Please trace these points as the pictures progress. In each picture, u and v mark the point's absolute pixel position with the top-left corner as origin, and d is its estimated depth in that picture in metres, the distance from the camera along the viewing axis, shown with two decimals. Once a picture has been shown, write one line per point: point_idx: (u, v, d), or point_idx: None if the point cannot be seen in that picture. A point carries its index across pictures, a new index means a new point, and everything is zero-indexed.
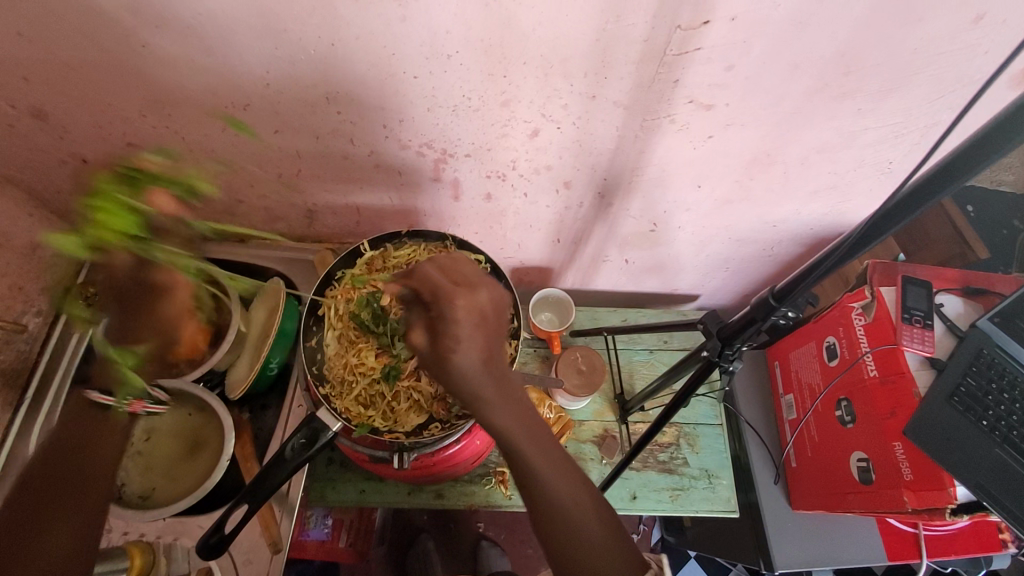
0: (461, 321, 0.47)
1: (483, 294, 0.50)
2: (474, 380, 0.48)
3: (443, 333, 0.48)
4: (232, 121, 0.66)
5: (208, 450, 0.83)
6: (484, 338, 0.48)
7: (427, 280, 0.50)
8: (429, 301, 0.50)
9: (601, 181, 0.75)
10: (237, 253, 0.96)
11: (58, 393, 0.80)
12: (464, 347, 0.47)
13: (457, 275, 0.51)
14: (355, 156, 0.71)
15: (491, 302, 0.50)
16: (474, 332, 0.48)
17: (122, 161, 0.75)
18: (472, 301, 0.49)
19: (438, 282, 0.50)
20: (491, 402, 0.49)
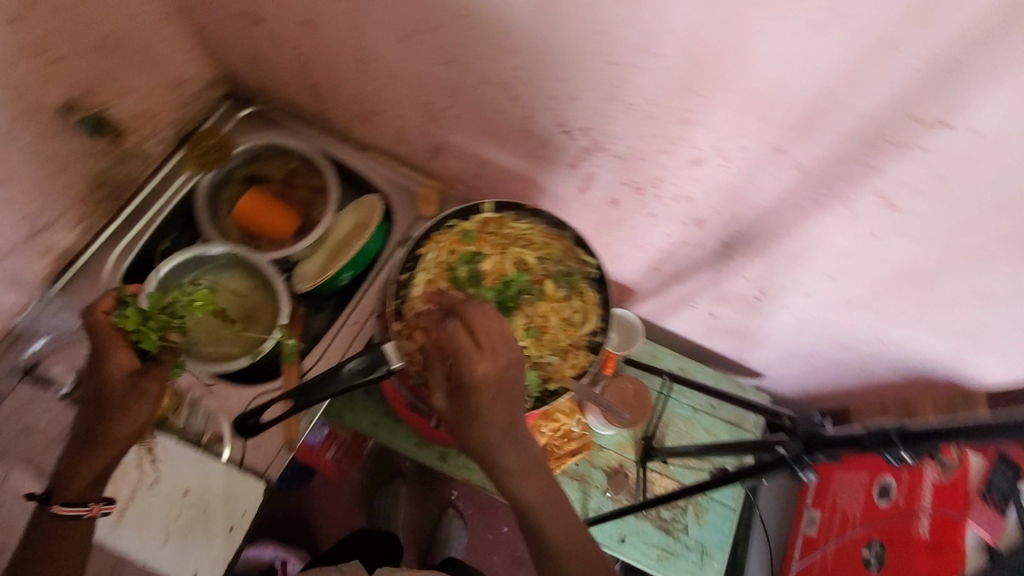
0: (484, 389, 0.50)
1: (506, 358, 0.51)
2: (494, 438, 0.52)
3: (463, 398, 0.51)
4: (410, 37, 0.65)
5: (257, 326, 0.86)
6: (504, 403, 0.51)
7: (450, 340, 0.52)
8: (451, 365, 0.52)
9: (735, 232, 0.71)
10: (350, 157, 0.97)
11: (151, 218, 0.90)
12: (487, 414, 0.51)
13: (489, 332, 0.51)
14: (508, 113, 0.70)
15: (507, 367, 0.51)
16: (498, 401, 0.51)
17: (291, 36, 0.76)
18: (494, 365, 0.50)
19: (461, 345, 0.51)
20: (500, 456, 0.53)
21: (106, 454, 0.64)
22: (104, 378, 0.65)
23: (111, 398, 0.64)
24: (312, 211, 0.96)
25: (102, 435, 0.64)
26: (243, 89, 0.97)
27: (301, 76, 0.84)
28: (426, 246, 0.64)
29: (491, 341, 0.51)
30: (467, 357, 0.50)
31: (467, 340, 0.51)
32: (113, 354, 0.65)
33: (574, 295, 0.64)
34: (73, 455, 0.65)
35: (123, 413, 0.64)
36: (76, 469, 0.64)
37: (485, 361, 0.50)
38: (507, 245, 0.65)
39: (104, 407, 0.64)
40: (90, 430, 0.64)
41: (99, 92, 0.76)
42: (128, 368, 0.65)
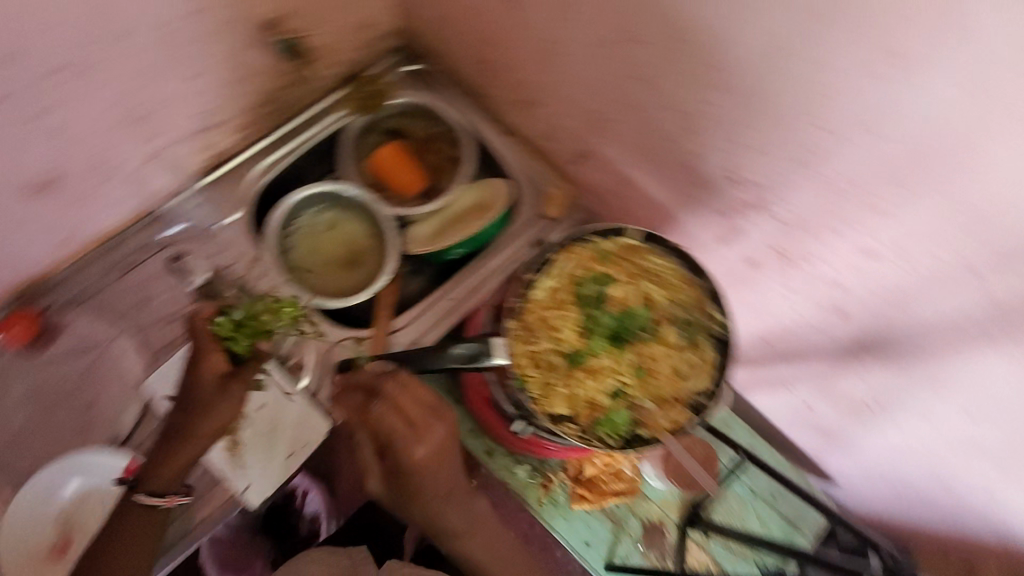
0: (415, 462, 0.70)
1: (437, 435, 0.70)
2: (428, 479, 0.72)
3: (399, 478, 0.73)
4: (611, 43, 0.65)
5: (364, 273, 0.94)
6: (438, 448, 0.71)
7: (386, 428, 0.69)
8: (385, 437, 0.70)
9: (875, 333, 0.66)
10: (493, 138, 0.98)
11: (300, 144, 0.95)
12: (425, 483, 0.72)
13: (418, 426, 0.70)
14: (677, 144, 0.68)
15: (445, 428, 0.71)
16: (428, 471, 0.71)
17: (486, 11, 0.78)
18: (425, 448, 0.70)
19: (397, 429, 0.69)
20: (434, 499, 0.73)
21: (189, 448, 0.71)
22: (195, 382, 0.72)
23: (201, 398, 0.72)
24: (438, 179, 1.01)
25: (189, 430, 0.71)
26: (417, 47, 1.00)
27: (481, 48, 0.86)
28: (559, 253, 0.61)
29: (416, 436, 0.70)
30: (406, 437, 0.69)
31: (401, 427, 0.69)
32: (206, 358, 0.72)
33: (691, 348, 0.60)
34: (161, 448, 0.72)
35: (209, 411, 0.71)
36: (163, 462, 0.71)
37: (414, 440, 0.69)
38: (640, 278, 0.61)
39: (194, 405, 0.72)
40: (178, 427, 0.72)
41: (300, 18, 0.80)
42: (218, 373, 0.73)
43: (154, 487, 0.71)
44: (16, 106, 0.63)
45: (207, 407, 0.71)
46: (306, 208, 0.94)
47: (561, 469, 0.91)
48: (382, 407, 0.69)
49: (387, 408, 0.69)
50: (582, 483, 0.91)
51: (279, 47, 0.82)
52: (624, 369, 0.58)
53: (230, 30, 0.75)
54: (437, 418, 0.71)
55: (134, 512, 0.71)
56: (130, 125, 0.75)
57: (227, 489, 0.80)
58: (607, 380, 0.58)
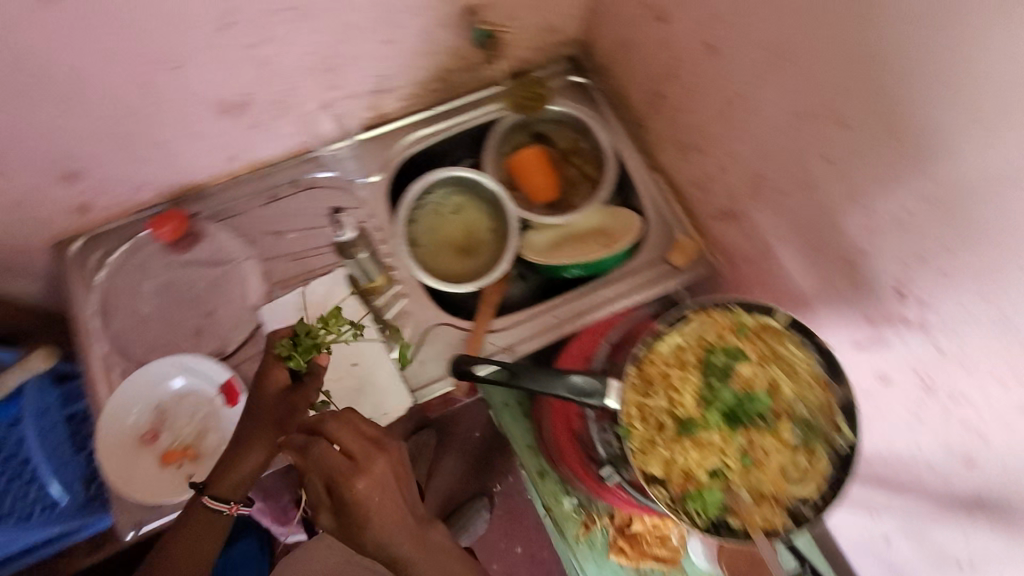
0: (358, 493, 0.63)
1: (380, 467, 0.65)
2: (372, 500, 0.63)
3: (348, 511, 0.63)
4: (808, 117, 0.62)
5: (472, 262, 0.96)
6: (380, 469, 0.65)
7: (329, 461, 0.64)
8: (318, 455, 0.65)
9: (998, 500, 0.60)
10: (637, 169, 0.96)
11: (452, 126, 0.98)
12: (376, 517, 0.63)
13: (361, 457, 0.65)
14: (844, 236, 0.64)
15: (376, 445, 0.67)
16: (377, 499, 0.64)
17: (682, 47, 0.76)
18: (368, 477, 0.64)
19: (339, 466, 0.64)
20: (386, 536, 0.63)
21: (250, 462, 0.70)
22: (257, 399, 0.71)
23: (261, 414, 0.71)
24: (570, 193, 1.01)
25: (250, 444, 0.71)
26: (589, 60, 1.00)
27: (657, 82, 0.85)
28: (696, 314, 0.59)
29: (360, 464, 0.64)
30: (348, 471, 0.64)
31: (342, 459, 0.64)
32: (266, 380, 0.71)
33: (805, 451, 0.56)
34: (224, 461, 0.72)
35: (272, 426, 0.70)
36: (226, 473, 0.71)
37: (354, 469, 0.64)
38: (773, 363, 0.58)
39: (256, 421, 0.71)
40: (240, 441, 0.71)
41: (498, 9, 0.82)
42: (278, 394, 0.71)
43: (217, 492, 0.71)
44: (241, 31, 0.68)
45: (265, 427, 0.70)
46: (441, 186, 0.97)
47: (606, 513, 0.90)
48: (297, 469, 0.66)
49: (322, 446, 0.65)
50: (625, 535, 0.89)
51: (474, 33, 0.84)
52: (732, 452, 0.56)
53: (436, 6, 0.77)
54: (381, 450, 0.67)
55: (200, 513, 0.72)
56: (321, 70, 0.79)
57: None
58: (711, 457, 0.55)
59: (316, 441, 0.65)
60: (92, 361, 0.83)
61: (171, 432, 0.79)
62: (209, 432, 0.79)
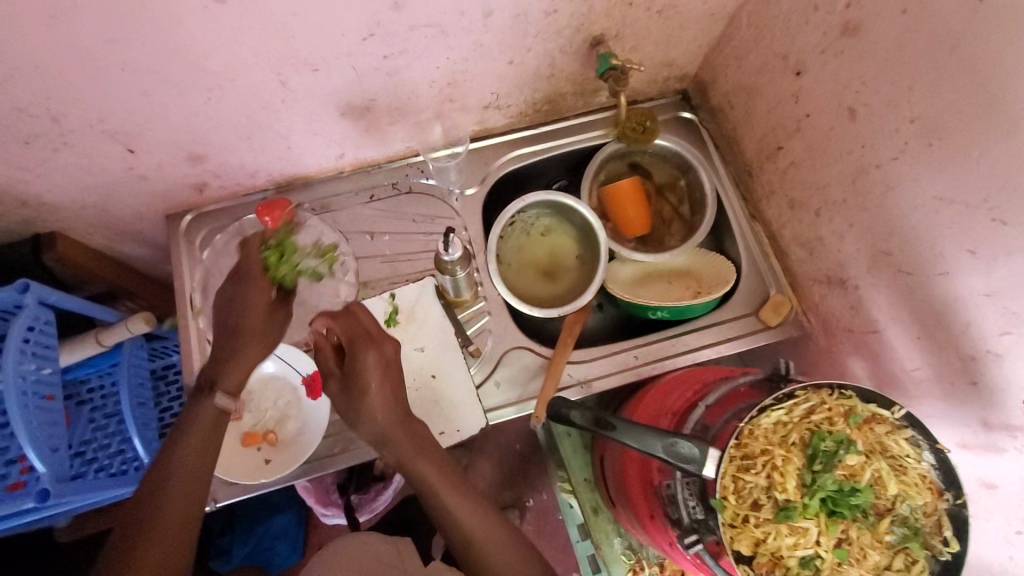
0: (360, 358, 0.69)
1: (390, 346, 0.71)
2: (373, 371, 0.68)
3: (352, 375, 0.69)
4: (955, 204, 0.58)
5: (555, 286, 0.96)
6: (390, 349, 0.71)
7: (351, 329, 0.71)
8: (341, 330, 0.72)
9: None
10: (736, 215, 0.94)
11: (553, 147, 0.97)
12: (371, 386, 0.68)
13: (369, 335, 0.71)
14: (970, 333, 0.60)
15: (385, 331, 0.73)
16: (375, 371, 0.69)
17: (813, 103, 0.74)
18: (371, 346, 0.70)
19: (357, 334, 0.71)
20: (375, 403, 0.68)
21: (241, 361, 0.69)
22: (241, 300, 0.71)
23: (248, 326, 0.70)
24: (663, 229, 0.99)
25: (237, 340, 0.69)
26: (702, 98, 0.97)
27: (777, 133, 0.82)
28: (808, 394, 0.57)
29: (370, 338, 0.71)
30: (361, 341, 0.71)
31: (359, 329, 0.71)
32: (257, 287, 0.71)
33: (904, 555, 0.54)
34: (215, 362, 0.69)
35: (247, 332, 0.70)
36: (222, 372, 0.69)
37: (363, 341, 0.70)
38: (882, 458, 0.55)
39: (244, 321, 0.70)
40: (229, 336, 0.70)
41: (624, 41, 0.81)
42: (268, 299, 0.72)
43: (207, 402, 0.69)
44: (379, 43, 0.70)
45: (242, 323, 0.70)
46: (535, 207, 0.97)
47: (656, 563, 0.89)
48: (316, 338, 0.73)
49: (345, 319, 0.72)
50: None
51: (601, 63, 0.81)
52: (828, 544, 0.54)
53: (565, 34, 0.77)
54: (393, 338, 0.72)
55: (203, 413, 0.69)
56: (442, 84, 0.80)
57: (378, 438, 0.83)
58: (805, 545, 0.54)
59: (342, 314, 0.73)
60: (189, 333, 0.88)
61: (254, 414, 0.85)
62: (288, 420, 0.85)
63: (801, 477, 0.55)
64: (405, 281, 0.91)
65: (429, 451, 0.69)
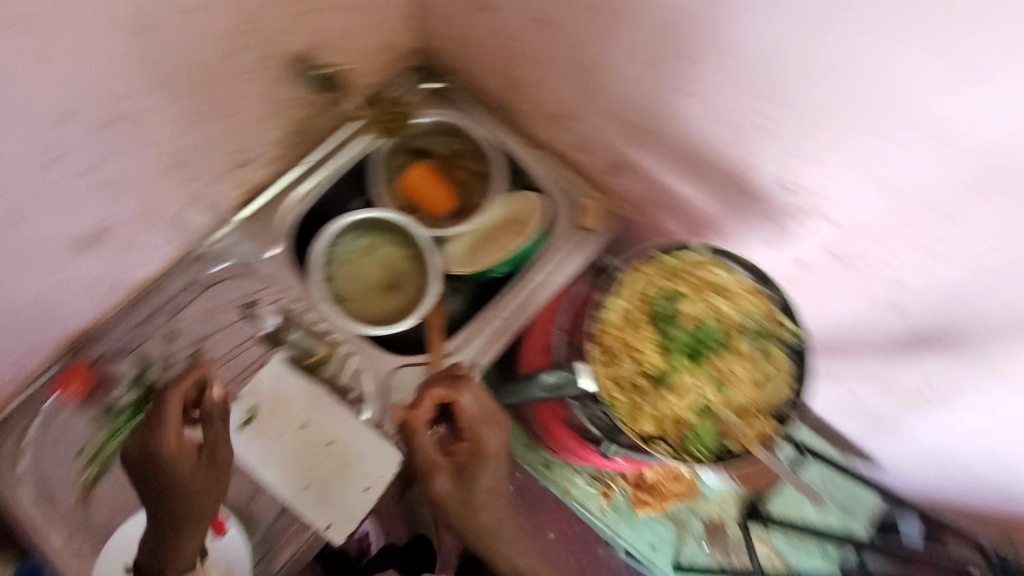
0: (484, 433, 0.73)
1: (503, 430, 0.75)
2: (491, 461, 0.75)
3: (466, 471, 0.74)
4: (653, 59, 0.65)
5: (403, 294, 0.94)
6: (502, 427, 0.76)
7: (474, 408, 0.73)
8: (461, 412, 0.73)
9: (932, 332, 0.67)
10: (521, 151, 0.98)
11: (326, 175, 0.94)
12: (481, 483, 0.75)
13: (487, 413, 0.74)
14: (724, 154, 0.68)
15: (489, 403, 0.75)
16: (489, 459, 0.75)
17: (515, 28, 0.78)
18: (489, 419, 0.74)
19: (477, 416, 0.73)
20: (483, 471, 0.75)
21: (192, 521, 0.71)
22: (160, 474, 0.69)
23: (187, 488, 0.70)
24: (468, 193, 1.02)
25: (177, 509, 0.70)
26: (436, 63, 0.99)
27: (506, 65, 0.86)
28: (630, 275, 0.62)
29: (485, 414, 0.74)
30: (480, 423, 0.74)
31: (484, 403, 0.74)
32: (174, 460, 0.69)
33: (767, 357, 0.60)
34: (161, 533, 0.71)
35: (189, 495, 0.70)
36: (176, 541, 0.71)
37: (482, 414, 0.74)
38: (710, 293, 0.62)
39: (175, 489, 0.69)
40: (162, 508, 0.70)
41: (327, 47, 0.80)
42: (190, 462, 0.70)
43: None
44: (69, 163, 0.62)
45: (180, 490, 0.70)
46: (343, 234, 0.92)
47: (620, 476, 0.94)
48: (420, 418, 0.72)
49: (470, 396, 0.73)
50: (643, 488, 0.92)
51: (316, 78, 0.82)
52: (707, 383, 0.60)
53: (263, 68, 0.74)
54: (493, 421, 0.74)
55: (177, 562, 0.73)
56: (171, 171, 0.74)
57: (313, 529, 0.79)
58: (691, 395, 0.59)
59: (463, 395, 0.73)
60: (56, 553, 0.78)
61: None
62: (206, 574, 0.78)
63: (661, 344, 0.60)
64: (252, 373, 0.85)
65: (517, 543, 0.78)
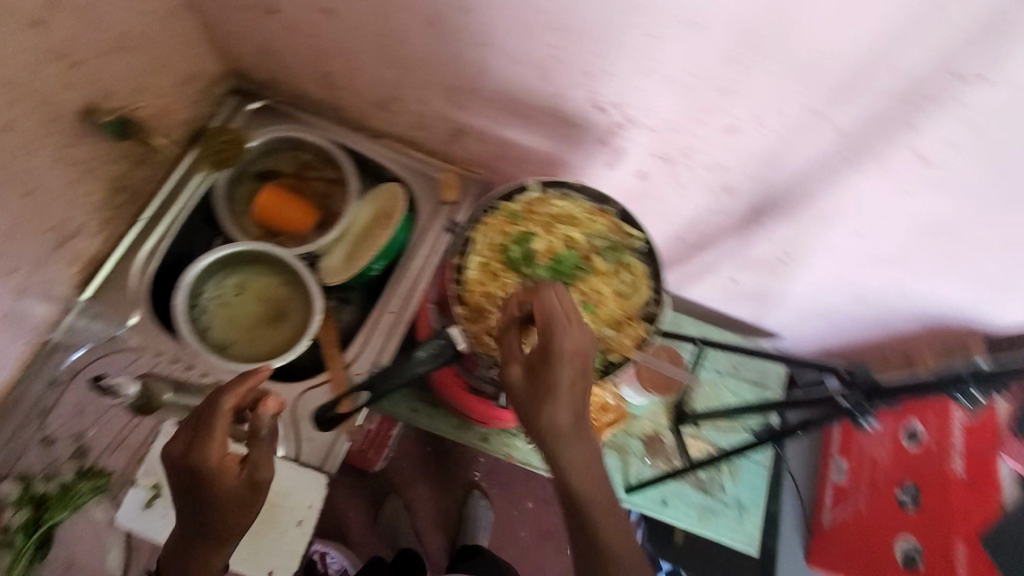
0: (561, 391, 0.50)
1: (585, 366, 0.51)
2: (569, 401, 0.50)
3: (542, 404, 0.50)
4: (438, 20, 0.65)
5: (288, 321, 0.90)
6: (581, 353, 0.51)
7: (563, 333, 0.51)
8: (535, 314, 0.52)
9: (764, 198, 0.73)
10: (365, 146, 0.97)
11: (168, 225, 0.89)
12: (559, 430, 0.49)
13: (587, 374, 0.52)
14: (536, 93, 0.71)
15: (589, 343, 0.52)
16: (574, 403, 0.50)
17: (307, 25, 0.76)
18: (571, 371, 0.51)
19: (563, 326, 0.51)
20: (575, 448, 0.50)
21: (219, 549, 0.56)
22: (195, 500, 0.53)
23: (214, 516, 0.53)
24: (329, 202, 0.97)
25: (203, 540, 0.55)
26: (249, 82, 0.96)
27: (315, 64, 0.84)
28: (478, 229, 0.63)
29: (573, 359, 0.51)
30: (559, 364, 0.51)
31: (579, 358, 0.51)
32: (214, 485, 0.52)
33: (622, 268, 0.64)
34: (179, 562, 0.56)
35: (223, 523, 0.54)
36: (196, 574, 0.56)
37: (574, 369, 0.50)
38: (556, 225, 0.64)
39: (209, 521, 0.53)
40: (192, 536, 0.55)
41: (117, 93, 0.75)
42: (234, 486, 0.53)
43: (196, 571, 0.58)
44: None
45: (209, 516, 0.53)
46: (204, 281, 0.88)
47: None
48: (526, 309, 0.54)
49: (563, 332, 0.51)
50: None
51: (116, 128, 0.77)
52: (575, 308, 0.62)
53: (49, 133, 0.68)
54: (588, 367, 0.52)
55: None
56: None
57: None
58: None
59: (550, 330, 0.51)
60: None
61: None
62: None
63: (524, 286, 0.62)
64: (149, 448, 0.79)
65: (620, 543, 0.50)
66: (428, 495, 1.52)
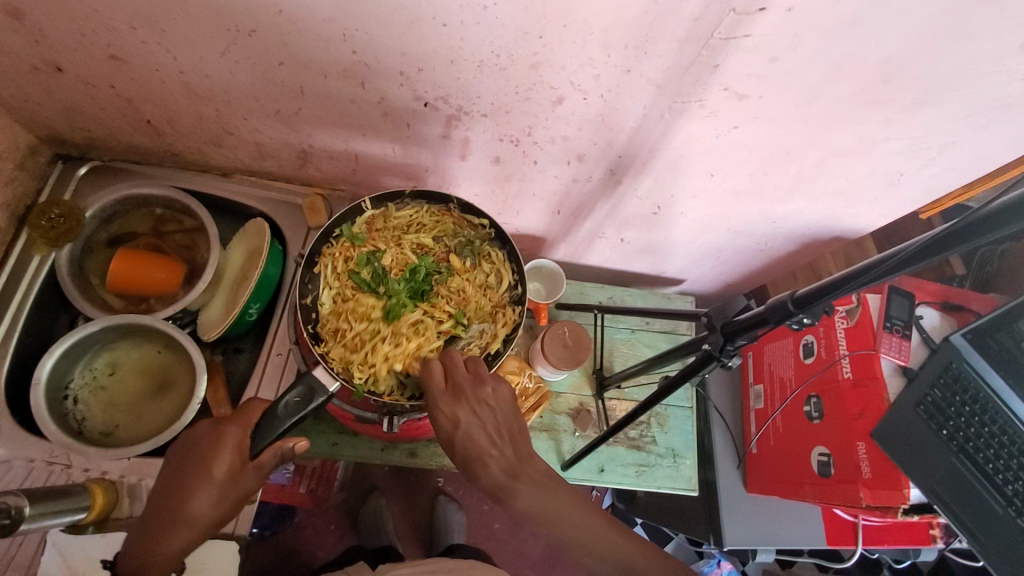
0: (483, 446, 0.56)
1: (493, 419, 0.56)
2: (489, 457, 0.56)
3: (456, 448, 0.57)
4: (232, 47, 0.61)
5: (175, 388, 0.83)
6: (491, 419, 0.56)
7: (471, 410, 0.55)
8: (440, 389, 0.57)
9: (616, 159, 0.73)
10: (218, 188, 0.91)
11: (13, 322, 0.81)
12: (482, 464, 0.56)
13: (498, 423, 0.57)
14: (362, 101, 0.67)
15: (487, 402, 0.56)
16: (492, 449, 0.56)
17: (102, 77, 0.69)
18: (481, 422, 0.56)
19: (469, 398, 0.56)
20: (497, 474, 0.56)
21: (188, 526, 0.59)
22: (199, 461, 0.58)
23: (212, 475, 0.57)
24: (195, 252, 0.90)
25: (180, 514, 0.58)
26: (71, 147, 0.87)
27: (131, 115, 0.77)
28: (321, 262, 0.61)
29: (482, 412, 0.56)
30: (469, 420, 0.56)
31: (484, 413, 0.56)
32: (220, 446, 0.57)
33: (482, 261, 0.63)
34: (150, 523, 0.60)
35: (213, 475, 0.57)
36: (153, 546, 0.59)
37: (483, 420, 0.56)
38: (400, 236, 0.62)
39: (193, 487, 0.58)
40: (177, 500, 0.58)
41: None
42: (232, 461, 0.57)
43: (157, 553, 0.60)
44: None
45: (201, 475, 0.58)
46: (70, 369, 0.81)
47: None
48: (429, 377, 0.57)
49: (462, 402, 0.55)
50: None
51: None
52: (442, 313, 0.61)
53: None
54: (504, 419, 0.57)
55: None
56: None
57: None
58: (434, 332, 0.61)
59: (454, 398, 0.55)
60: None
61: None
62: None
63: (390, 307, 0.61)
64: (42, 561, 0.72)
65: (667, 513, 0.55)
66: (397, 514, 1.49)
